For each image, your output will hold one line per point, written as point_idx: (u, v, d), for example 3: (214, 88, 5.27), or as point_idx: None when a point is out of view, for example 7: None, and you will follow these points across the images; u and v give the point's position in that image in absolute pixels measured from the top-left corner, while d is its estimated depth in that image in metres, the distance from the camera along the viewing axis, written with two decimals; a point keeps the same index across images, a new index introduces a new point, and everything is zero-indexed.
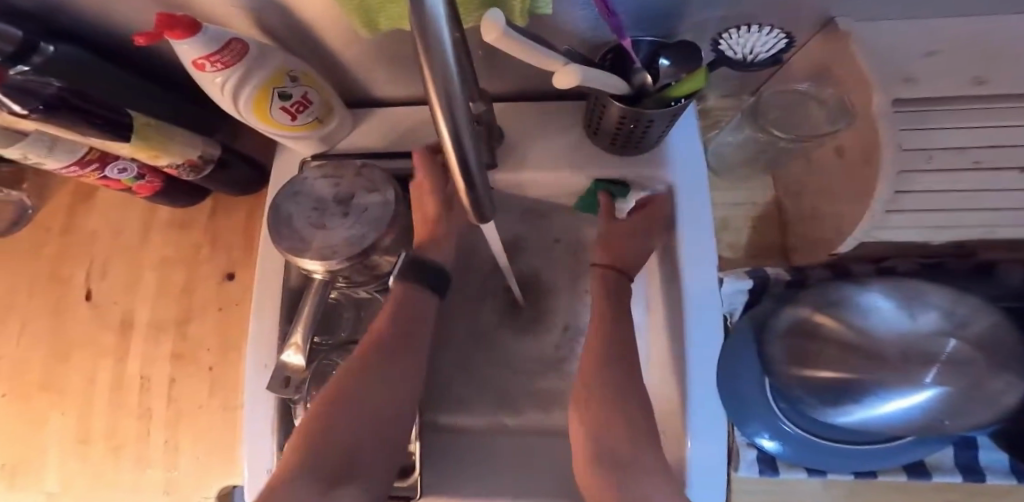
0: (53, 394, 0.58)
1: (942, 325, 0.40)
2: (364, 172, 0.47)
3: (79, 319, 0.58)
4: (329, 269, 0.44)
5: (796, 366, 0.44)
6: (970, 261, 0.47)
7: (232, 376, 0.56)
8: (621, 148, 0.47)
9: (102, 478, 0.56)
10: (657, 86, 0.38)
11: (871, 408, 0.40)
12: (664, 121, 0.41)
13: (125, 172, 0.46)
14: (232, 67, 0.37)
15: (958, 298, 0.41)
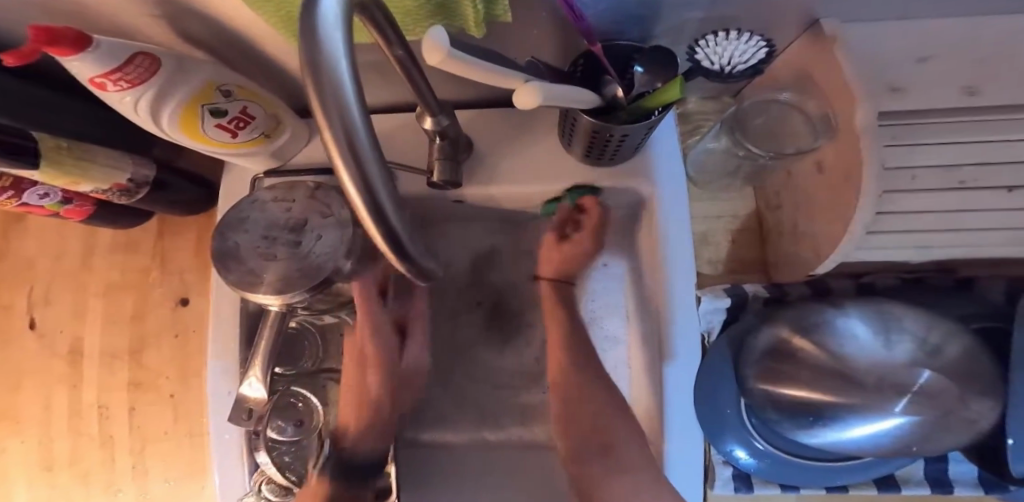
0: (7, 422, 0.55)
1: (917, 354, 0.39)
2: (319, 194, 0.43)
3: (26, 344, 0.55)
4: (285, 302, 0.40)
5: (769, 388, 0.43)
6: (950, 277, 0.45)
7: (195, 402, 0.54)
8: (596, 160, 0.44)
9: None
10: (629, 98, 0.35)
11: (840, 432, 0.40)
12: (638, 133, 0.38)
13: (46, 196, 0.41)
14: (143, 83, 0.32)
15: (932, 322, 0.40)
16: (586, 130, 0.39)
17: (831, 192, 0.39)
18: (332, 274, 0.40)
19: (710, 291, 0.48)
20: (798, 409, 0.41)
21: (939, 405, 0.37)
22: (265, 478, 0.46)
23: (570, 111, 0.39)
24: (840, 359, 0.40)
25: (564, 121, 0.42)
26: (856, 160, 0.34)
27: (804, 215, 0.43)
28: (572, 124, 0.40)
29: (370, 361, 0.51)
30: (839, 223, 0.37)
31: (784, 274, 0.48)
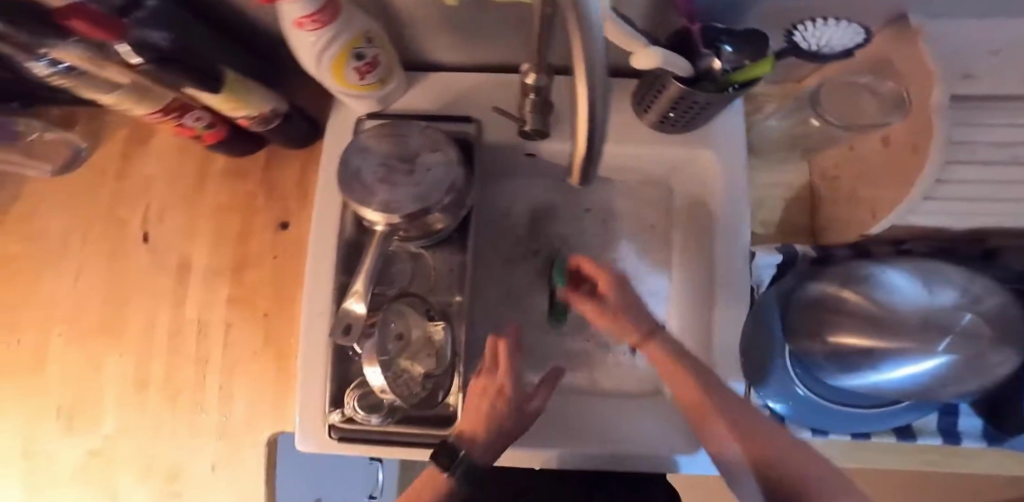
0: (112, 336, 0.62)
1: (959, 301, 0.45)
2: (428, 133, 0.50)
3: (137, 258, 0.60)
4: (389, 222, 0.46)
5: (820, 335, 0.48)
6: (980, 247, 0.50)
7: (287, 321, 0.59)
8: (670, 125, 0.50)
9: (160, 420, 0.62)
10: (720, 72, 0.41)
11: (883, 374, 0.46)
12: (720, 102, 0.44)
13: (200, 120, 0.50)
14: (329, 25, 0.38)
15: (971, 277, 0.46)
16: (673, 96, 0.45)
17: (893, 165, 0.44)
18: (433, 205, 0.47)
19: (763, 250, 0.54)
20: (846, 353, 0.47)
21: (969, 345, 0.43)
22: (359, 390, 0.56)
23: (660, 75, 0.45)
24: (886, 308, 0.45)
25: (646, 87, 0.48)
26: (925, 135, 0.39)
27: (861, 182, 0.49)
28: (659, 89, 0.46)
29: (441, 291, 0.57)
30: (898, 192, 0.42)
31: (831, 237, 0.54)
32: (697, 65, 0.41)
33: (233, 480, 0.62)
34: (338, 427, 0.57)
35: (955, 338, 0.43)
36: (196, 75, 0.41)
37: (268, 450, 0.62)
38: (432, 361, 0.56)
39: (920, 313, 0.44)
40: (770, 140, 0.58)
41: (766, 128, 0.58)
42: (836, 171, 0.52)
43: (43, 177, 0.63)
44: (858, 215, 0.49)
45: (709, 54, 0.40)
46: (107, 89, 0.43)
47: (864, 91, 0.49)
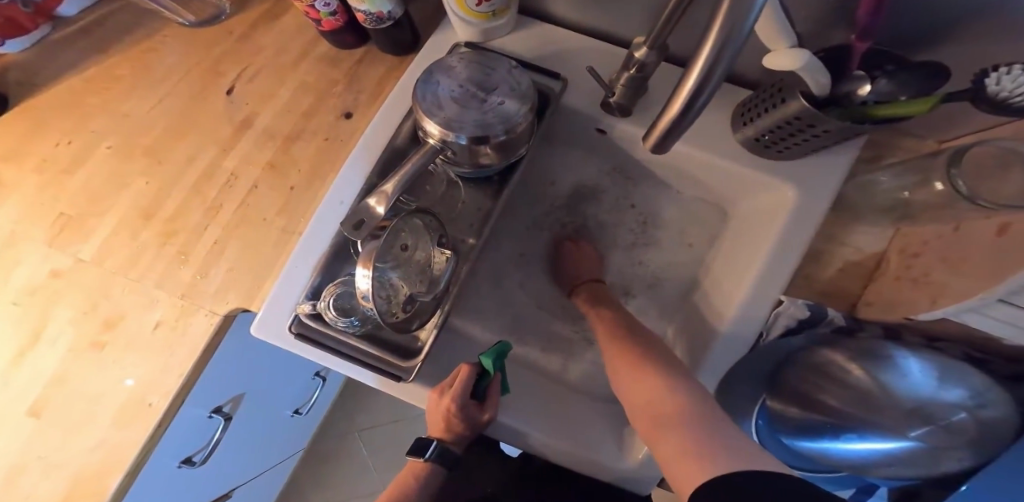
0: (152, 161, 0.64)
1: (963, 402, 0.46)
2: (515, 72, 0.53)
3: (212, 105, 0.65)
4: (443, 138, 0.50)
5: (810, 389, 0.55)
6: (1011, 368, 0.47)
7: (306, 201, 0.60)
8: (764, 147, 0.51)
9: (148, 252, 0.61)
10: (861, 100, 0.42)
11: (844, 442, 0.53)
12: (835, 134, 0.45)
13: (327, 6, 0.57)
14: None
15: (987, 385, 0.45)
16: (781, 117, 0.46)
17: (991, 254, 0.38)
18: (490, 135, 0.50)
19: (791, 304, 0.48)
20: (824, 407, 0.54)
21: (950, 443, 0.48)
22: (332, 294, 0.52)
23: (773, 89, 0.47)
24: (879, 386, 0.48)
25: (757, 99, 0.49)
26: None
27: (942, 265, 0.43)
28: (774, 106, 0.46)
29: (460, 225, 0.57)
30: (985, 279, 0.37)
31: (867, 312, 0.48)
32: (838, 87, 0.42)
33: (165, 348, 0.59)
34: (300, 323, 0.53)
35: (934, 430, 0.48)
36: None
37: (221, 323, 0.58)
38: (423, 286, 0.53)
39: (914, 401, 0.48)
40: (858, 199, 0.52)
41: (869, 183, 0.51)
42: (921, 247, 0.46)
43: (178, 24, 0.69)
44: (913, 296, 0.44)
45: (862, 78, 0.41)
46: None
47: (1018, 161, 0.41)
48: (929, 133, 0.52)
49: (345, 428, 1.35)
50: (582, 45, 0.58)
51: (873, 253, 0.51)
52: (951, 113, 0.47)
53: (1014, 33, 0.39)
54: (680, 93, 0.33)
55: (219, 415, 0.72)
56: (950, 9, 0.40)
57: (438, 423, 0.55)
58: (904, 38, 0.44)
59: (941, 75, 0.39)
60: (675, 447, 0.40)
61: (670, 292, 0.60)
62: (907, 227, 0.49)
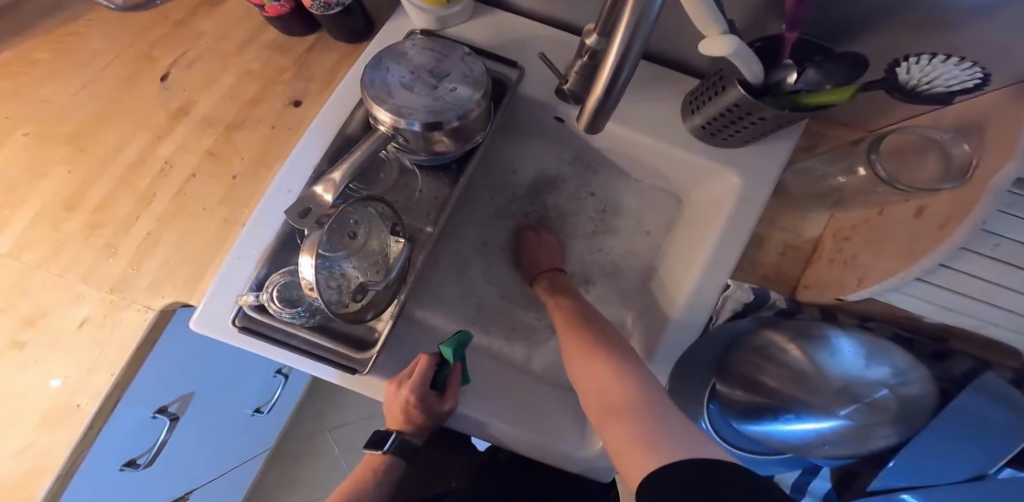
0: (75, 149, 0.59)
1: (887, 378, 0.48)
2: (467, 59, 0.53)
3: (146, 91, 0.62)
4: (394, 125, 0.49)
5: (748, 375, 0.52)
6: (935, 345, 0.51)
7: (251, 190, 0.58)
8: (709, 135, 0.53)
9: (70, 246, 0.56)
10: (790, 89, 0.44)
11: (783, 424, 0.49)
12: (769, 123, 0.47)
13: None
14: None
15: (913, 363, 0.48)
16: (723, 105, 0.48)
17: (910, 234, 0.41)
18: (443, 122, 0.49)
19: (737, 288, 0.50)
20: (763, 393, 0.50)
21: (877, 419, 0.48)
22: (278, 284, 0.50)
23: (717, 78, 0.49)
24: (815, 365, 0.48)
25: (703, 89, 0.51)
26: (962, 211, 0.36)
27: (869, 247, 0.45)
28: (716, 94, 0.49)
29: (416, 212, 0.56)
30: (906, 259, 0.40)
31: (805, 294, 0.51)
32: (771, 75, 0.45)
33: (95, 347, 0.55)
34: (245, 315, 0.51)
35: (860, 408, 0.47)
36: None
37: (155, 319, 0.55)
38: (378, 274, 0.51)
39: (844, 380, 0.48)
40: (796, 184, 0.54)
41: (804, 170, 0.54)
42: (850, 232, 0.49)
43: (106, 8, 0.65)
44: (841, 277, 0.47)
45: (791, 67, 0.44)
46: None
47: (932, 148, 0.43)
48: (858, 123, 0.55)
49: (314, 425, 1.30)
50: (536, 35, 0.59)
51: (810, 237, 0.54)
52: (877, 103, 0.51)
53: (925, 24, 0.43)
54: (603, 74, 0.37)
55: (165, 415, 0.69)
56: (868, 4, 0.43)
57: (398, 416, 0.54)
58: (831, 31, 0.48)
59: (859, 65, 0.42)
60: (625, 433, 0.41)
61: (624, 279, 0.61)
62: (840, 212, 0.52)
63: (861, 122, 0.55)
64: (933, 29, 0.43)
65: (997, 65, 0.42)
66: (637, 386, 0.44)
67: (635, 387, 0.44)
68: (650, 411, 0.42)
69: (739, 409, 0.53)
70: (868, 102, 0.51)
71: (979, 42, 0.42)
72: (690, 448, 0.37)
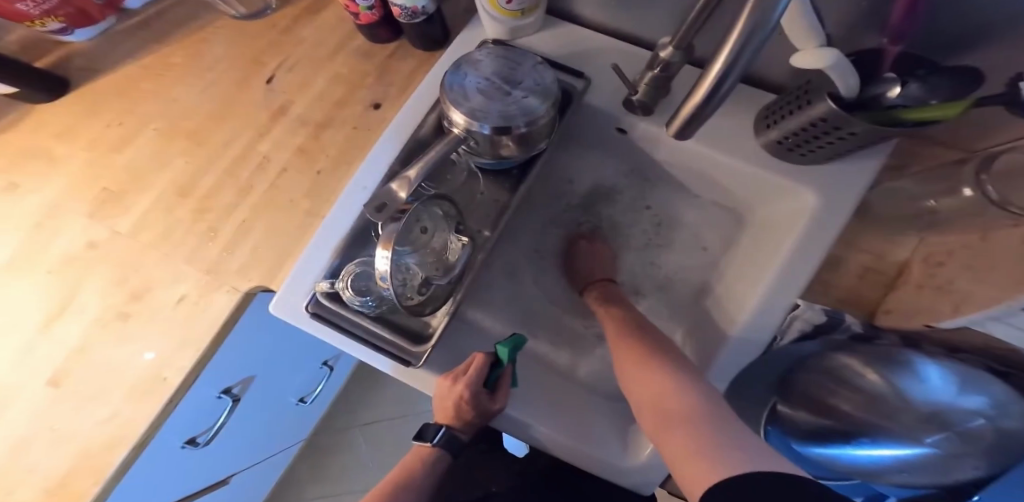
0: (191, 143, 0.67)
1: (983, 409, 0.42)
2: (539, 67, 0.55)
3: (252, 93, 0.69)
4: (467, 128, 0.51)
5: (822, 400, 0.50)
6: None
7: (331, 186, 0.63)
8: (786, 151, 0.51)
9: (179, 229, 0.63)
10: (889, 103, 0.42)
11: (855, 448, 0.47)
12: (861, 137, 0.44)
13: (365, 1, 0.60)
14: None
15: (1017, 396, 0.41)
16: (807, 119, 0.46)
17: (1014, 260, 0.37)
18: (512, 127, 0.51)
19: (807, 308, 0.47)
20: (840, 418, 0.48)
21: (965, 448, 0.43)
22: (348, 275, 0.54)
23: (801, 93, 0.46)
24: (897, 392, 0.44)
25: (781, 104, 0.49)
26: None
27: (964, 274, 0.41)
28: (798, 108, 0.47)
29: (478, 215, 0.58)
30: (1010, 285, 0.36)
31: (887, 319, 0.46)
32: (867, 90, 0.43)
33: (185, 321, 0.60)
34: (317, 301, 0.54)
35: (951, 437, 0.42)
36: None
37: (240, 301, 0.60)
38: (439, 271, 0.53)
39: (931, 408, 0.43)
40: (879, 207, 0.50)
41: (893, 191, 0.51)
42: (945, 257, 0.44)
43: (231, 18, 0.74)
44: (931, 303, 0.42)
45: (893, 80, 0.41)
46: None
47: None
48: (959, 141, 0.49)
49: (347, 422, 1.35)
50: (607, 45, 0.60)
51: (895, 261, 0.49)
52: (984, 118, 0.45)
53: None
54: (702, 82, 0.36)
55: (228, 396, 0.75)
56: (969, 9, 0.40)
57: (445, 409, 0.55)
58: (926, 42, 0.45)
59: (976, 82, 0.38)
60: (679, 447, 0.39)
61: (682, 294, 0.59)
62: (931, 236, 0.47)
63: (961, 141, 0.49)
64: None
65: None
66: (696, 396, 0.42)
67: (694, 397, 0.42)
68: (706, 423, 0.40)
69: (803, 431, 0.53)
70: (972, 116, 0.46)
71: None
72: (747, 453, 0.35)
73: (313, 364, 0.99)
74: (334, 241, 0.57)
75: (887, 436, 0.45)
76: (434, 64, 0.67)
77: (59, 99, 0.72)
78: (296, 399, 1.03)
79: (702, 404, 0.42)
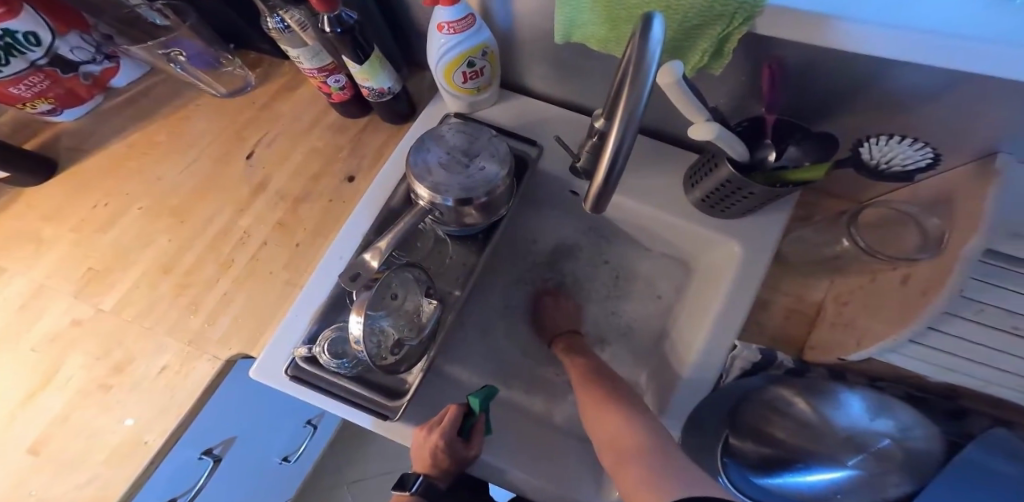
0: (174, 221, 0.71)
1: (892, 432, 0.44)
2: (494, 140, 0.60)
3: (233, 169, 0.74)
4: (431, 201, 0.56)
5: (754, 430, 0.49)
6: (948, 403, 0.45)
7: (309, 255, 0.67)
8: (709, 208, 0.58)
9: (164, 303, 0.66)
10: (772, 165, 0.50)
11: (796, 476, 0.46)
12: (760, 196, 0.52)
13: (337, 82, 0.66)
14: (461, 33, 0.55)
15: (923, 420, 0.43)
16: (717, 180, 0.54)
17: (903, 301, 0.45)
18: (473, 199, 0.56)
19: (745, 348, 0.51)
20: (777, 446, 0.47)
21: (883, 468, 0.44)
22: (325, 340, 0.58)
23: (716, 158, 0.53)
24: (825, 421, 0.46)
25: (700, 167, 0.57)
26: (943, 279, 0.41)
27: (867, 313, 0.48)
28: (710, 170, 0.54)
29: (448, 279, 0.63)
30: (900, 323, 0.43)
31: (811, 354, 0.51)
32: (754, 154, 0.51)
33: (168, 390, 0.63)
34: (297, 366, 0.58)
35: (868, 457, 0.44)
36: (351, 51, 0.57)
37: (222, 368, 0.63)
38: (411, 332, 0.57)
39: (851, 431, 0.45)
40: (795, 254, 0.57)
41: (799, 240, 0.58)
42: (849, 297, 0.51)
43: (212, 96, 0.80)
44: (841, 340, 0.48)
45: (770, 147, 0.50)
46: (297, 45, 0.59)
47: (907, 221, 0.51)
48: (851, 194, 0.60)
49: (335, 480, 1.34)
50: (557, 116, 0.67)
51: (813, 301, 0.56)
52: (861, 179, 0.57)
53: (909, 106, 0.48)
54: (603, 158, 0.40)
55: (208, 458, 0.77)
56: (843, 79, 0.48)
57: (421, 459, 0.56)
58: (807, 109, 0.54)
59: (831, 143, 0.48)
60: (637, 475, 0.43)
61: (641, 340, 0.64)
62: (839, 278, 0.55)
63: (853, 194, 0.60)
64: (919, 94, 0.46)
65: (984, 115, 0.44)
66: (648, 437, 0.46)
67: (645, 439, 0.46)
68: (656, 463, 0.43)
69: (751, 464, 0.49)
70: (855, 177, 0.57)
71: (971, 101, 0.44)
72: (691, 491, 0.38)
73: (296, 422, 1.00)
74: (311, 308, 0.62)
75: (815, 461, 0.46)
76: (403, 135, 0.73)
77: (48, 181, 0.76)
78: (279, 459, 1.04)
79: (653, 445, 0.45)
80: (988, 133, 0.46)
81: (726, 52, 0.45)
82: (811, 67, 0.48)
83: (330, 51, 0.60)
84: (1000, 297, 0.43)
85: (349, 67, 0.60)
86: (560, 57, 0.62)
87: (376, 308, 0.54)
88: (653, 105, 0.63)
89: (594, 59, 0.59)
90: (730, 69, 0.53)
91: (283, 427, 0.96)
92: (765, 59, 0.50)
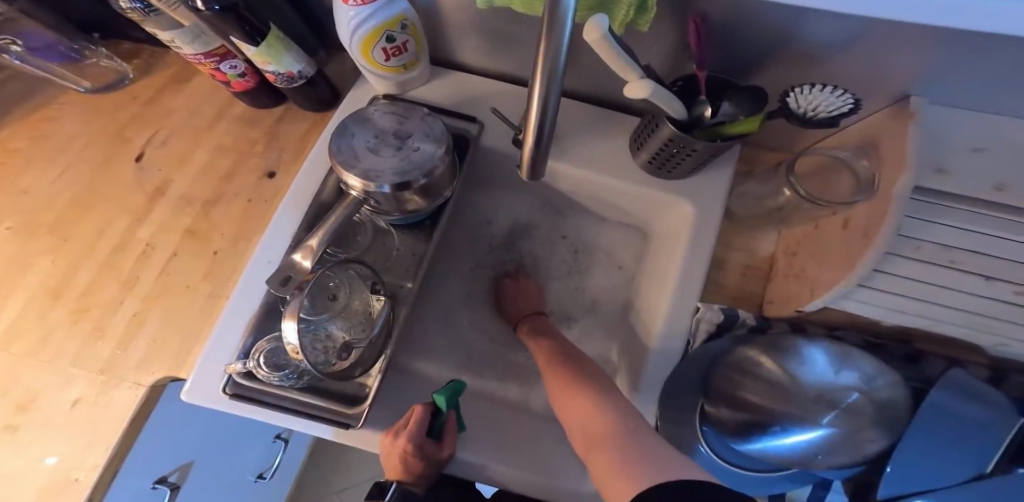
0: (55, 239, 0.61)
1: (859, 383, 0.46)
2: (427, 118, 0.55)
3: (122, 173, 0.64)
4: (365, 190, 0.51)
5: (727, 395, 0.50)
6: (905, 348, 0.50)
7: (231, 264, 0.59)
8: (657, 170, 0.57)
9: (55, 336, 0.56)
10: (711, 120, 0.49)
11: (774, 439, 0.47)
12: (702, 153, 0.51)
13: (234, 69, 0.57)
14: (370, 4, 0.48)
15: (882, 367, 0.47)
16: (660, 140, 0.53)
17: (845, 248, 0.46)
18: (411, 181, 0.51)
19: (707, 309, 0.52)
20: (747, 406, 0.49)
21: (856, 422, 0.46)
22: (264, 351, 0.52)
23: (657, 119, 0.52)
24: (792, 377, 0.47)
25: (643, 129, 0.56)
26: (880, 225, 0.43)
27: (815, 263, 0.49)
28: (652, 131, 0.53)
29: (397, 273, 0.58)
30: (844, 269, 0.45)
31: (771, 309, 0.53)
32: (692, 110, 0.49)
33: (86, 423, 0.54)
34: (234, 384, 0.52)
35: (842, 414, 0.46)
36: (239, 28, 0.49)
37: (146, 396, 0.54)
38: (362, 333, 0.52)
39: (819, 389, 0.47)
40: (744, 210, 0.58)
41: (745, 195, 0.59)
42: (797, 248, 0.53)
43: (75, 91, 0.68)
44: (796, 291, 0.50)
45: (705, 102, 0.49)
46: (171, 27, 0.49)
47: (840, 168, 0.52)
48: (786, 146, 0.61)
49: (316, 492, 1.28)
50: (493, 91, 0.63)
51: (765, 255, 0.57)
52: (796, 130, 0.58)
53: (837, 58, 0.48)
54: (531, 122, 0.37)
55: (163, 486, 0.69)
56: (774, 35, 0.48)
57: (393, 467, 0.53)
58: (741, 68, 0.53)
59: (761, 97, 0.47)
60: (607, 464, 0.42)
61: (605, 311, 0.63)
62: (786, 229, 0.56)
63: (789, 146, 0.61)
64: (843, 46, 0.46)
65: (906, 60, 0.45)
66: (616, 413, 0.45)
67: (614, 415, 0.45)
68: (629, 437, 0.43)
69: (730, 429, 0.50)
70: (790, 127, 0.58)
71: (894, 50, 0.45)
72: (670, 471, 0.37)
73: (260, 442, 0.94)
74: (243, 323, 0.55)
75: (791, 421, 0.47)
76: (326, 122, 0.66)
77: None
78: (254, 476, 0.98)
79: (626, 420, 0.44)
80: (909, 78, 0.47)
81: (650, 6, 0.43)
82: (742, 23, 0.47)
83: (214, 33, 0.51)
84: (928, 230, 0.46)
85: (244, 49, 0.52)
86: (486, 24, 0.57)
87: (313, 310, 0.49)
88: (593, 70, 0.60)
89: (523, 25, 0.55)
90: (664, 28, 0.51)
91: (249, 445, 0.89)
92: (691, 15, 0.48)
